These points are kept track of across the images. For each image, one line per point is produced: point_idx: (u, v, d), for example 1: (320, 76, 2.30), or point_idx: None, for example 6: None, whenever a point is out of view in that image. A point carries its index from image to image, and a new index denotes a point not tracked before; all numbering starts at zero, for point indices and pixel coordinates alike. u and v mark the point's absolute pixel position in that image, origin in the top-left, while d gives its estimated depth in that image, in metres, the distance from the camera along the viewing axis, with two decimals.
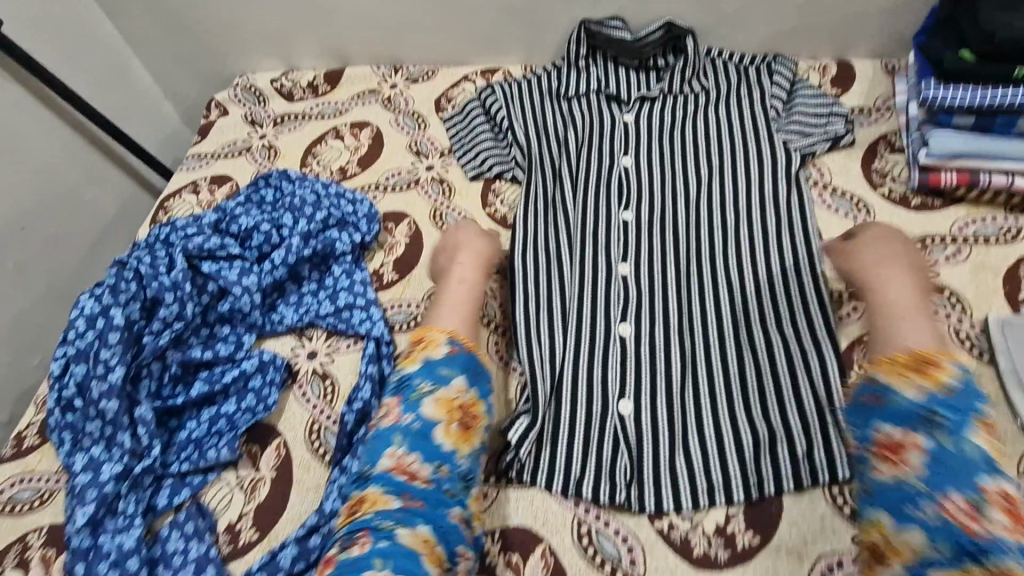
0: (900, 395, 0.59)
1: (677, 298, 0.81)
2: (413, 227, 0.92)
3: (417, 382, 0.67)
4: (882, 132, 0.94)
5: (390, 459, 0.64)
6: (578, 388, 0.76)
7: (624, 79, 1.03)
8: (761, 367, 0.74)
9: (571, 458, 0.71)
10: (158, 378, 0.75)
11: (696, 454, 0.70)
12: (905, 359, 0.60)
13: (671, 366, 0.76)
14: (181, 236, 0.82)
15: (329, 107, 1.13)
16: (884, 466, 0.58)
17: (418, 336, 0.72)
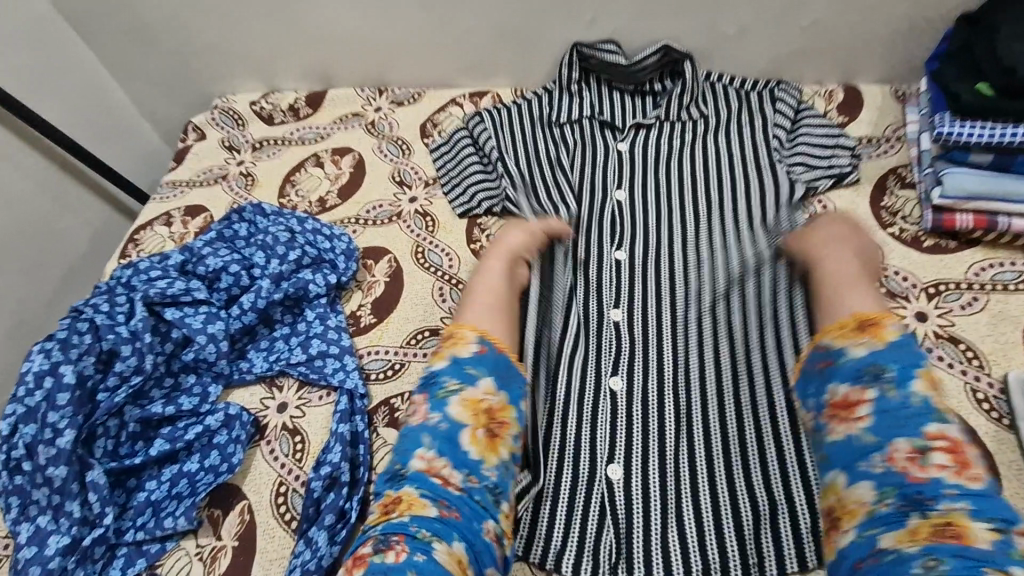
0: (847, 354, 0.59)
1: (672, 351, 0.75)
2: (393, 265, 0.88)
3: (445, 380, 0.64)
4: (892, 165, 0.88)
5: (420, 460, 0.59)
6: (567, 447, 0.70)
7: (619, 106, 0.98)
8: (763, 434, 0.67)
9: (554, 528, 0.65)
10: (116, 436, 0.71)
11: (691, 528, 0.64)
12: (849, 321, 0.61)
13: (664, 427, 0.70)
14: (144, 280, 0.77)
15: (309, 132, 1.08)
16: (836, 421, 0.57)
17: (448, 334, 0.68)
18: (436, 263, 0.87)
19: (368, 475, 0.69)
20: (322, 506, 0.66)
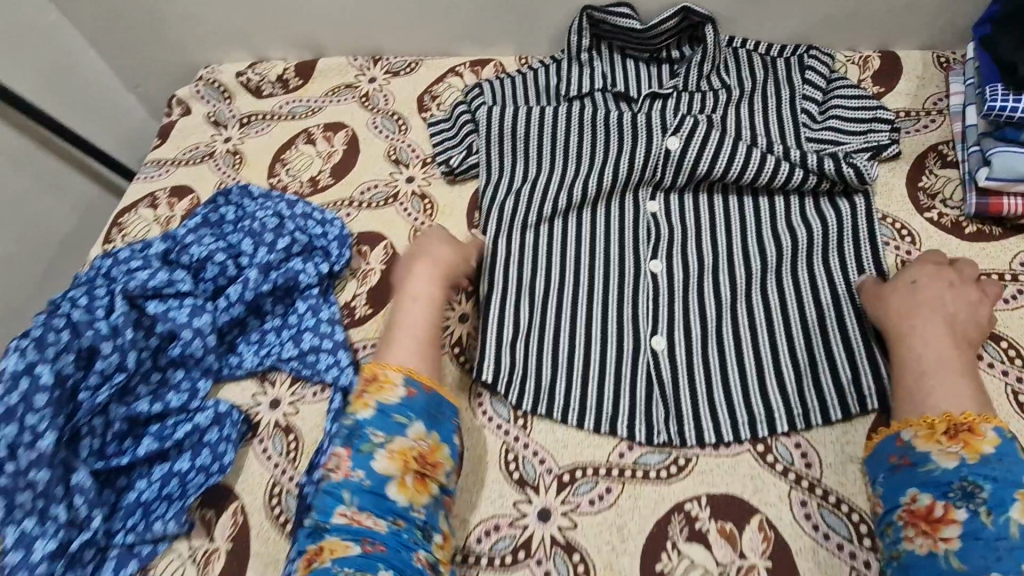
0: (933, 462, 0.53)
1: (713, 236, 0.76)
2: (389, 252, 0.83)
3: (369, 431, 0.58)
4: (933, 141, 0.80)
5: (342, 516, 0.55)
6: (594, 333, 0.71)
7: (634, 75, 0.91)
8: (805, 303, 0.69)
9: (589, 388, 0.68)
10: (101, 435, 0.67)
11: (735, 385, 0.66)
12: (938, 422, 0.55)
13: (706, 297, 0.72)
14: (124, 271, 0.73)
15: (299, 105, 1.01)
16: (915, 535, 0.52)
17: (368, 374, 0.62)
18: None
19: None
20: None
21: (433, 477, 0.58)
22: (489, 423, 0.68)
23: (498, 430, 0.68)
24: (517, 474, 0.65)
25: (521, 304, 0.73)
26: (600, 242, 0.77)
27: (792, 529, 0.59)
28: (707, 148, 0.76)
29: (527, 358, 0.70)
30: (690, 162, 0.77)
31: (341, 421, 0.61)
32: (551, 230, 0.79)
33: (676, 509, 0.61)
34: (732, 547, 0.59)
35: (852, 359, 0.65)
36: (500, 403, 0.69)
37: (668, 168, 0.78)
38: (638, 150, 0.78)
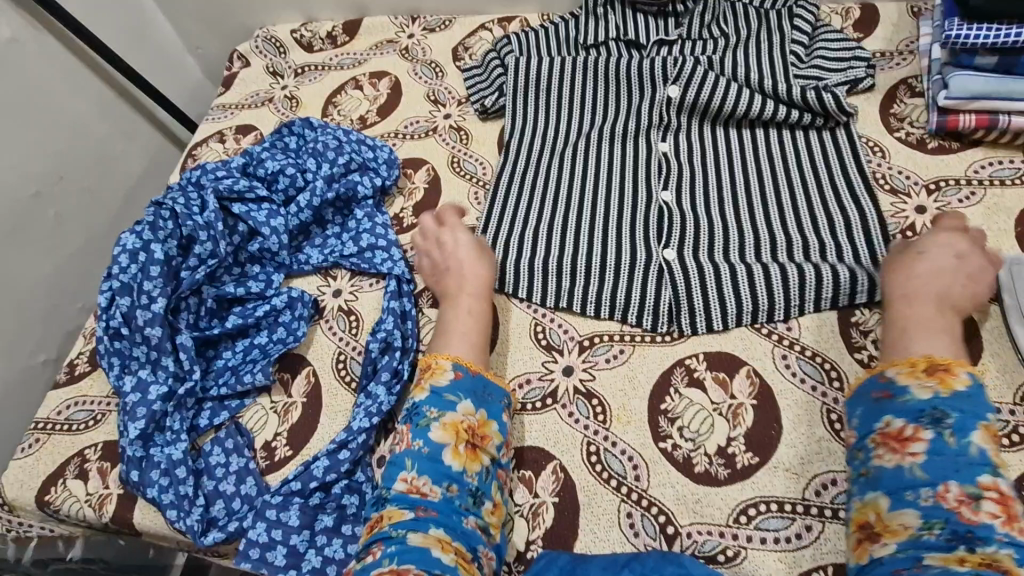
0: (910, 393, 0.61)
1: (714, 171, 0.87)
2: (431, 173, 0.95)
3: (425, 409, 0.66)
4: (903, 76, 0.93)
5: (403, 483, 0.63)
6: (607, 235, 0.82)
7: (643, 25, 1.02)
8: (802, 222, 0.80)
9: (607, 287, 0.78)
10: (196, 311, 0.81)
11: (743, 281, 0.75)
12: (919, 362, 0.62)
13: (710, 223, 0.82)
14: (212, 179, 0.87)
15: (347, 58, 1.15)
16: (885, 451, 0.59)
17: (425, 365, 0.71)
18: (471, 170, 0.95)
19: (417, 344, 0.79)
20: (379, 365, 0.76)
21: (484, 448, 0.65)
22: (521, 302, 0.81)
23: (528, 308, 0.81)
24: (544, 341, 0.77)
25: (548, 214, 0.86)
26: (615, 164, 0.90)
27: (772, 375, 0.71)
28: (710, 91, 0.88)
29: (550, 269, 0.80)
30: (689, 102, 0.89)
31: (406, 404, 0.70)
32: (570, 155, 0.92)
33: (679, 362, 0.74)
34: (724, 390, 0.71)
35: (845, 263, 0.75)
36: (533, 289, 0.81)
37: (671, 110, 0.91)
38: (646, 102, 0.92)
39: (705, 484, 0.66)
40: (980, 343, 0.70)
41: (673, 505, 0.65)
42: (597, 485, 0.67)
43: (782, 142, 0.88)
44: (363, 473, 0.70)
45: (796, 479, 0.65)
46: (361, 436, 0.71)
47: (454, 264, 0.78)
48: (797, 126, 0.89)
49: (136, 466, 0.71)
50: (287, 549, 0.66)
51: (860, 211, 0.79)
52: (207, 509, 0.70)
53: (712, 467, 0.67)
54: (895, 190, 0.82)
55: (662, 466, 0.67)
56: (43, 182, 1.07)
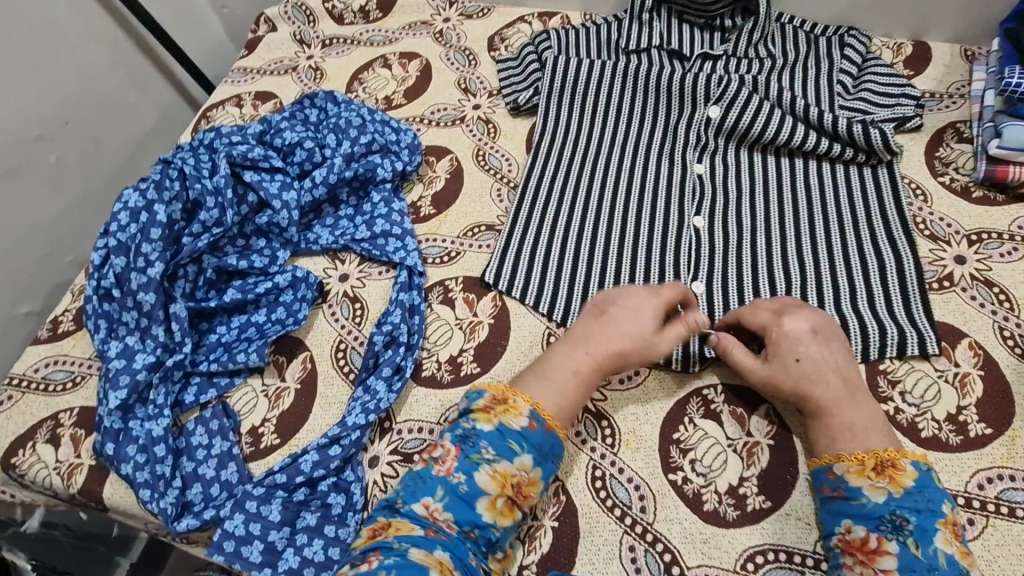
0: (865, 496, 0.56)
1: (750, 198, 0.83)
2: (454, 164, 0.91)
3: (482, 444, 0.59)
4: (952, 120, 0.89)
5: (424, 507, 0.57)
6: (636, 259, 0.79)
7: (689, 37, 0.99)
8: (836, 263, 0.76)
9: None
10: (193, 281, 0.77)
11: None
12: (868, 458, 0.58)
13: (743, 254, 0.79)
14: (226, 143, 0.83)
15: (378, 34, 1.10)
16: (854, 564, 0.55)
17: (499, 394, 0.63)
18: (496, 166, 0.91)
19: (422, 342, 0.75)
20: (381, 359, 0.72)
21: (519, 505, 0.60)
22: (538, 312, 0.77)
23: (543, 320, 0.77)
24: None
25: (575, 221, 0.83)
26: (647, 179, 0.86)
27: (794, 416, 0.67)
28: (754, 115, 0.85)
29: (572, 291, 0.77)
30: (730, 124, 0.86)
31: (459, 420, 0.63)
32: (604, 163, 0.88)
33: (696, 391, 0.70)
34: (741, 426, 0.67)
35: (879, 314, 0.72)
36: (552, 303, 0.77)
37: (710, 131, 0.87)
38: (683, 120, 0.89)
39: (713, 523, 0.62)
40: (1012, 406, 0.67)
41: (678, 543, 0.62)
42: (599, 512, 0.64)
43: (821, 174, 0.85)
44: (353, 472, 0.66)
45: (810, 530, 0.61)
46: (355, 433, 0.66)
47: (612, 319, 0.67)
48: (838, 159, 0.85)
49: (112, 440, 0.66)
50: (264, 545, 0.62)
51: (896, 256, 0.76)
52: (182, 492, 0.66)
53: (721, 506, 0.63)
54: (936, 238, 0.79)
55: (670, 499, 0.64)
56: (47, 127, 1.02)
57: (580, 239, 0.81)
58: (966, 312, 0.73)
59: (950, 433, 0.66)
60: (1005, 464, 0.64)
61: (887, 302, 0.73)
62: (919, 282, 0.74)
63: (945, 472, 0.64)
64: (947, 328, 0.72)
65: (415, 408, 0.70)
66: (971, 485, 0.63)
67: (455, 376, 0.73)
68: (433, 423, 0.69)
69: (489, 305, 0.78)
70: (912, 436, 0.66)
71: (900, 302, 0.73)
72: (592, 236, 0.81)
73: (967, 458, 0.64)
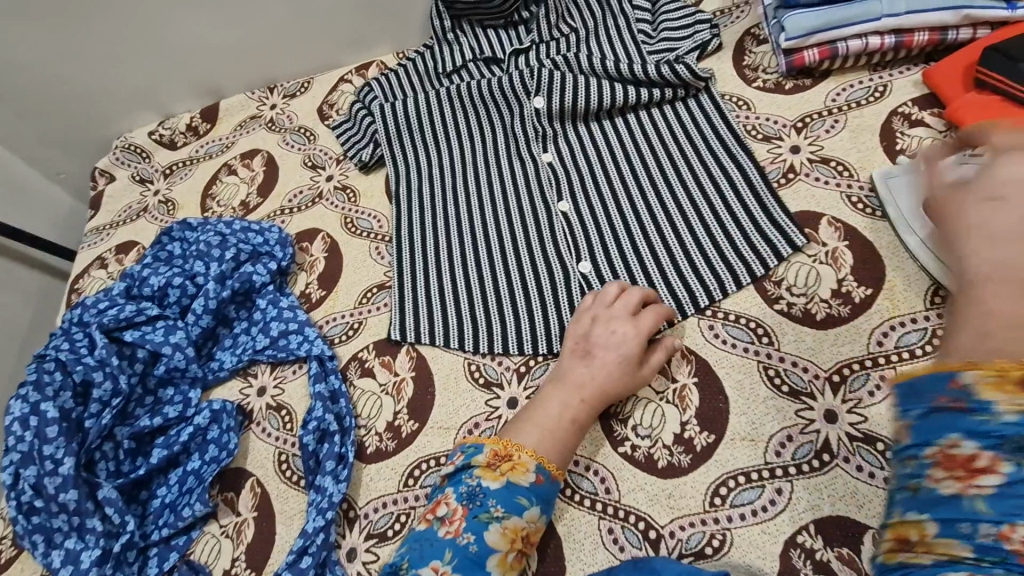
0: (996, 411, 0.37)
1: (601, 168, 0.88)
2: (328, 241, 0.92)
3: (491, 502, 0.61)
4: (747, 27, 0.96)
5: (432, 571, 0.58)
6: (523, 262, 0.82)
7: (496, 40, 1.03)
8: (694, 197, 0.81)
9: (535, 317, 0.78)
10: (115, 457, 0.75)
11: (656, 276, 0.78)
12: (1016, 367, 0.37)
13: (614, 221, 0.83)
14: (94, 313, 0.81)
15: (214, 144, 1.10)
16: (943, 475, 0.38)
17: (502, 449, 0.65)
18: (366, 227, 0.92)
19: (356, 421, 0.76)
20: (321, 456, 0.73)
21: (525, 557, 0.62)
22: (452, 348, 0.79)
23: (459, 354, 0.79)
24: (482, 379, 0.76)
25: (455, 251, 0.85)
26: (506, 184, 0.89)
27: (704, 348, 0.72)
28: (574, 92, 0.89)
29: (475, 316, 0.80)
30: (557, 108, 0.90)
31: (463, 478, 0.64)
32: (463, 185, 0.91)
33: None
34: (665, 377, 0.72)
35: (745, 227, 0.78)
36: (461, 334, 0.79)
37: (543, 121, 0.91)
38: (516, 119, 0.92)
39: (671, 476, 0.66)
40: (881, 261, 0.73)
41: (648, 508, 0.65)
42: (571, 511, 0.66)
43: (654, 121, 0.90)
44: (333, 574, 0.66)
45: (753, 445, 0.66)
46: (320, 537, 0.67)
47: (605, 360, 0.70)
48: (662, 102, 0.91)
49: None
50: None
51: (740, 169, 0.82)
52: None
53: (674, 457, 0.67)
54: (769, 138, 0.85)
55: (627, 471, 0.67)
56: None
57: (465, 265, 0.84)
58: (817, 194, 0.79)
59: (839, 306, 0.71)
60: (893, 315, 0.69)
61: (747, 211, 0.79)
62: (767, 185, 0.80)
63: (847, 343, 0.69)
64: (805, 214, 0.78)
65: (371, 487, 0.72)
66: (872, 344, 0.68)
67: (399, 441, 0.74)
68: (395, 492, 0.71)
69: (406, 360, 0.79)
70: (809, 323, 0.71)
71: (760, 209, 0.78)
72: (475, 259, 0.84)
73: (860, 323, 0.70)
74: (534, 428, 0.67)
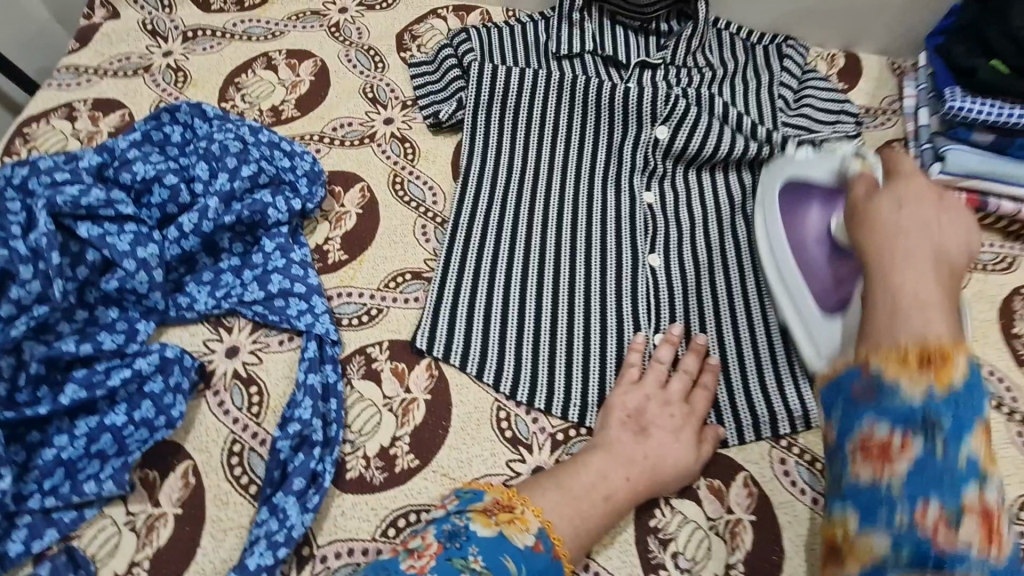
0: (900, 392, 0.43)
1: (704, 229, 0.74)
2: (366, 195, 0.75)
3: (471, 550, 0.48)
4: (889, 138, 0.87)
5: None
6: (591, 309, 0.69)
7: (624, 42, 0.89)
8: None
9: (589, 383, 0.65)
10: (10, 380, 0.56)
11: (737, 380, 0.66)
12: (913, 351, 0.43)
13: (705, 296, 0.70)
14: (47, 184, 0.62)
15: (257, 26, 0.89)
16: (864, 465, 0.43)
17: (504, 499, 0.53)
18: (417, 196, 0.76)
19: (343, 433, 0.60)
20: (289, 469, 0.57)
21: None
22: (483, 383, 0.64)
23: (492, 393, 0.64)
24: (509, 433, 0.62)
25: (518, 266, 0.70)
26: (595, 210, 0.75)
27: (771, 484, 0.62)
28: (703, 137, 0.77)
29: (522, 355, 0.65)
30: (678, 147, 0.77)
31: (449, 513, 0.52)
32: (546, 192, 0.76)
33: None
34: (720, 502, 0.61)
35: None
36: (500, 371, 0.64)
37: (657, 154, 0.78)
38: (628, 142, 0.79)
39: None
40: None
41: None
42: None
43: None
44: None
45: None
46: None
47: (666, 464, 0.58)
48: None
49: None
50: None
51: None
52: None
53: None
54: None
55: None
56: None
57: (525, 287, 0.69)
58: None
59: None
60: None
61: None
62: None
63: None
64: None
65: (339, 525, 0.57)
66: None
67: (390, 476, 0.59)
68: (366, 541, 0.56)
69: (423, 377, 0.64)
70: None
71: None
72: (537, 284, 0.69)
73: None
74: (570, 527, 0.53)
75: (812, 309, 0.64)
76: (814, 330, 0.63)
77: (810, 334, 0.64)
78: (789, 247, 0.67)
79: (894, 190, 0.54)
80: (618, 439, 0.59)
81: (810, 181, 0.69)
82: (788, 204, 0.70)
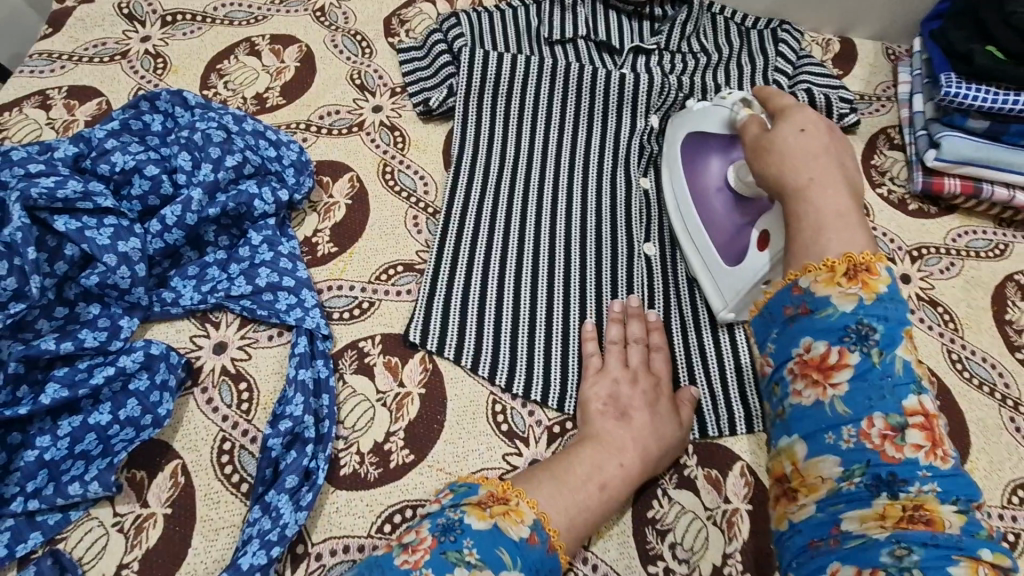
0: (832, 305, 0.45)
1: None
2: (355, 184, 0.74)
3: (466, 543, 0.47)
4: (883, 125, 0.87)
5: None
6: (587, 298, 0.68)
7: (617, 27, 0.87)
8: None
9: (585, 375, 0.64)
10: None
11: (731, 368, 0.65)
12: (838, 264, 0.45)
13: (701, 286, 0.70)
14: (22, 176, 0.60)
15: (239, 10, 0.86)
16: (805, 386, 0.46)
17: (498, 492, 0.52)
18: (408, 185, 0.74)
19: (336, 429, 0.59)
20: (282, 467, 0.56)
21: None
22: (478, 376, 0.63)
23: (487, 386, 0.63)
24: (505, 426, 0.62)
25: (511, 255, 0.69)
26: (590, 198, 0.74)
27: (767, 473, 0.62)
28: None
29: (517, 348, 0.64)
30: None
31: (443, 509, 0.51)
32: (540, 180, 0.75)
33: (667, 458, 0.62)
34: (717, 492, 0.61)
35: None
36: (495, 364, 0.63)
37: (652, 142, 0.77)
38: (623, 129, 0.78)
39: None
40: (969, 438, 0.65)
41: None
42: None
43: None
44: None
45: None
46: None
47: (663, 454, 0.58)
48: None
49: None
50: None
51: None
52: None
53: None
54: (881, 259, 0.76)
55: None
56: None
57: (519, 277, 0.68)
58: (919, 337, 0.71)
59: None
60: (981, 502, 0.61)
61: None
62: None
63: None
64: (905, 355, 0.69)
65: (334, 522, 0.56)
66: None
67: (385, 471, 0.58)
68: (362, 538, 0.55)
69: (417, 371, 0.63)
70: None
71: None
72: (531, 274, 0.68)
73: None
74: (570, 520, 0.52)
75: (715, 258, 0.66)
76: (717, 280, 0.66)
77: (717, 285, 0.66)
78: (689, 193, 0.69)
79: (792, 122, 0.55)
80: (616, 430, 0.58)
81: (706, 130, 0.68)
82: (688, 148, 0.71)
